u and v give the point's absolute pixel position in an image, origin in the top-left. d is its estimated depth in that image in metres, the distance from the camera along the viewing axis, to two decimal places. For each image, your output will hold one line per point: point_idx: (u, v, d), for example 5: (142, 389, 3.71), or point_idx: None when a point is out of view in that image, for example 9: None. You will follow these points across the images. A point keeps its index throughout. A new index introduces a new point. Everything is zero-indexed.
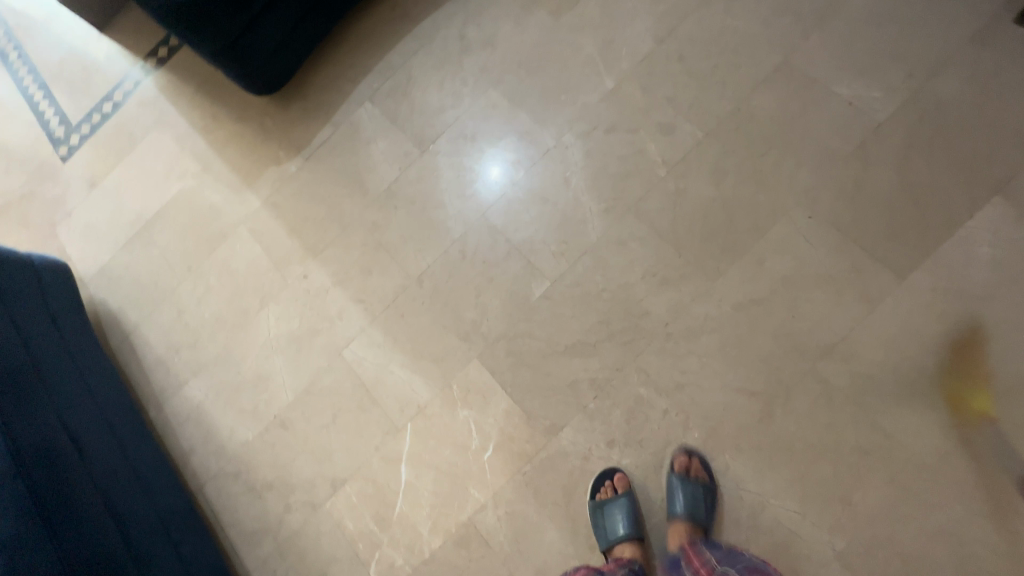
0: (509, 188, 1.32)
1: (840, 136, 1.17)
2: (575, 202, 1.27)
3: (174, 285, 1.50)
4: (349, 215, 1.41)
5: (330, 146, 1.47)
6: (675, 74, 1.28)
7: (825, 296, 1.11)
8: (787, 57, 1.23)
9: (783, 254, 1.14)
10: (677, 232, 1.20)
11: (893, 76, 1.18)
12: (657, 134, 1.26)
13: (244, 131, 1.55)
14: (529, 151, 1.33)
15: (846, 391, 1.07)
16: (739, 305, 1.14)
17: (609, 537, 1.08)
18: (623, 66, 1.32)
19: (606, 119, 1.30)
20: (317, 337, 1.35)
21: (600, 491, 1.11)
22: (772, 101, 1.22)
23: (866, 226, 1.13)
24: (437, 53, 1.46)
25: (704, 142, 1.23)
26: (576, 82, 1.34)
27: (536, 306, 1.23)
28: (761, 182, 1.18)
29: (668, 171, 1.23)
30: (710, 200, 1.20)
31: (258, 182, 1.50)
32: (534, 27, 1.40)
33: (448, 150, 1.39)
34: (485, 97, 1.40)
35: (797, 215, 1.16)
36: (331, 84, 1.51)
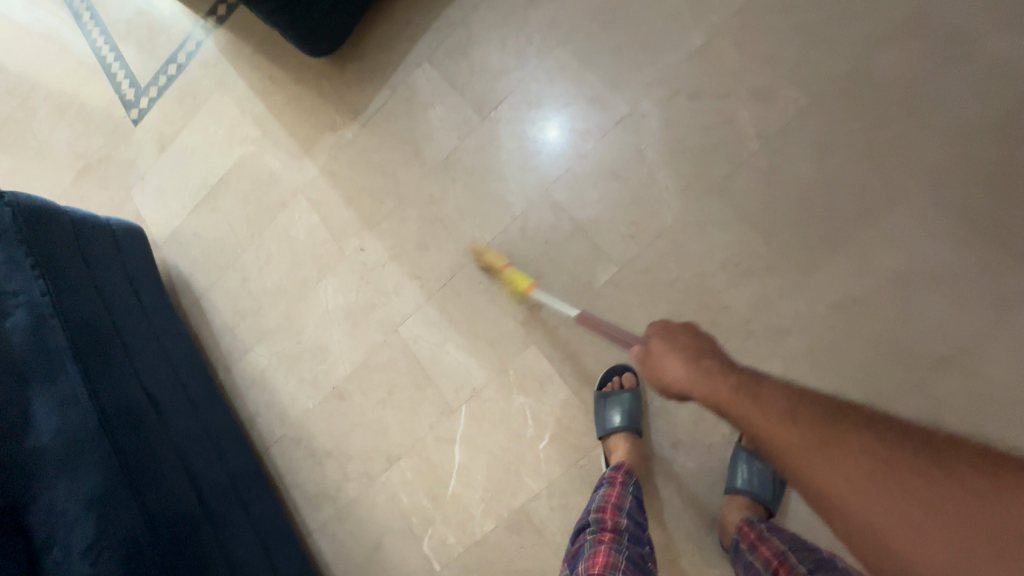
0: (574, 160, 1.21)
1: (985, 105, 0.97)
2: (650, 179, 1.15)
3: (237, 252, 1.52)
4: (405, 186, 1.35)
5: (387, 111, 1.40)
6: (777, 28, 1.10)
7: (944, 300, 0.95)
8: (924, 4, 1.01)
9: (896, 248, 0.99)
10: (767, 217, 1.06)
11: None
12: (750, 101, 1.10)
13: (301, 96, 1.51)
14: (598, 119, 1.21)
15: (959, 412, 0.94)
16: (836, 305, 1.00)
17: (606, 425, 1.08)
18: (715, 19, 1.14)
19: (691, 83, 1.14)
20: (373, 312, 1.34)
21: (608, 386, 1.13)
22: (899, 61, 1.02)
23: (1007, 220, 0.95)
24: (500, 6, 1.33)
25: (809, 112, 1.06)
26: (658, 40, 1.18)
27: (601, 293, 1.15)
28: (876, 162, 1.01)
29: (761, 146, 1.08)
30: (810, 181, 1.04)
31: (314, 149, 1.47)
32: None
33: (510, 116, 1.28)
34: (553, 57, 1.27)
35: (917, 203, 0.98)
36: (388, 43, 1.42)
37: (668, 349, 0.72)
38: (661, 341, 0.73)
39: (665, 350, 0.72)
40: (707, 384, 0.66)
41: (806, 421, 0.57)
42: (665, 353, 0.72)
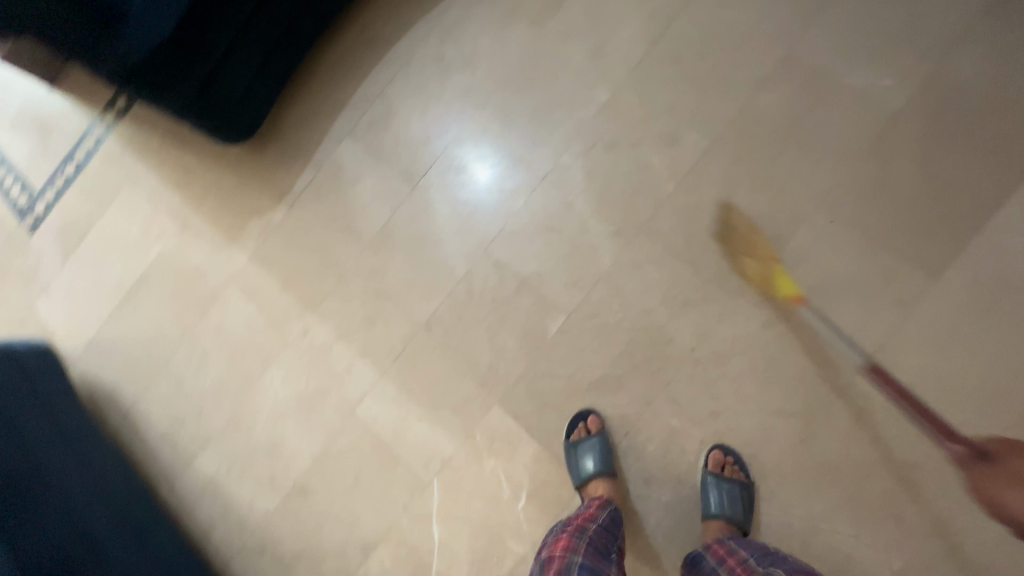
0: (508, 218, 1.25)
1: (855, 130, 1.10)
2: (582, 228, 1.20)
3: (168, 354, 1.42)
4: (343, 263, 1.33)
5: (314, 189, 1.39)
6: (671, 79, 1.21)
7: (858, 304, 1.05)
8: (790, 49, 1.15)
9: (809, 263, 1.08)
10: (694, 251, 1.14)
11: (907, 57, 1.10)
12: (660, 146, 1.19)
13: (220, 183, 1.46)
14: (525, 176, 1.26)
15: (888, 404, 1.03)
16: (767, 323, 1.08)
17: (581, 474, 1.09)
18: (616, 75, 1.24)
19: (605, 134, 1.22)
20: (326, 396, 1.29)
21: (575, 433, 1.13)
22: (780, 99, 1.14)
23: (892, 225, 1.06)
24: (414, 78, 1.37)
25: (713, 150, 1.16)
26: (568, 97, 1.26)
27: (554, 343, 1.18)
28: (777, 188, 1.12)
29: (676, 185, 1.17)
30: (726, 212, 1.13)
31: (241, 236, 1.42)
32: (516, 40, 1.32)
33: (439, 182, 1.31)
34: (473, 121, 1.31)
35: (818, 221, 1.09)
36: (307, 122, 1.42)
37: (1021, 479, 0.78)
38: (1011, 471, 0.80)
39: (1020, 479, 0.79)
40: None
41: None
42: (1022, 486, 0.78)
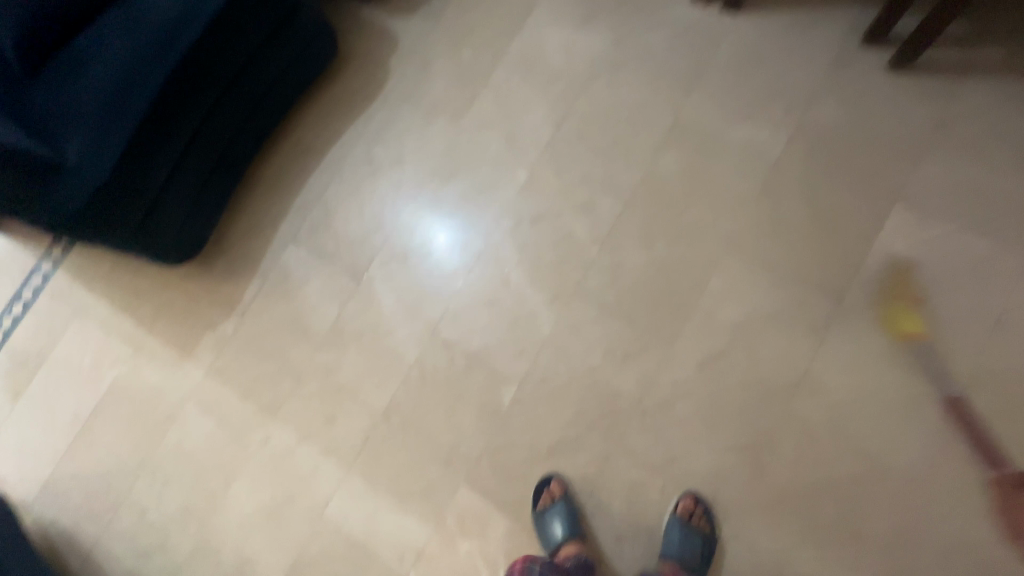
0: (451, 298, 1.31)
1: (746, 179, 1.22)
2: (521, 298, 1.27)
3: (128, 484, 1.39)
4: (298, 364, 1.36)
5: (263, 297, 1.44)
6: (580, 154, 1.33)
7: (778, 335, 1.13)
8: (677, 116, 1.30)
9: (728, 303, 1.17)
10: (624, 306, 1.22)
11: (777, 110, 1.24)
12: (579, 214, 1.29)
13: (170, 302, 1.49)
14: (463, 256, 1.33)
15: (824, 426, 1.09)
16: (702, 364, 1.15)
17: (551, 541, 1.11)
18: (531, 156, 1.36)
19: (528, 210, 1.33)
20: (294, 503, 1.28)
21: (540, 500, 1.14)
22: (677, 160, 1.27)
23: (793, 258, 1.16)
24: (348, 181, 1.47)
25: (626, 212, 1.27)
26: (492, 181, 1.37)
27: (509, 414, 1.21)
28: (688, 239, 1.22)
29: (599, 248, 1.26)
30: (647, 266, 1.23)
31: (195, 352, 1.44)
32: (438, 136, 1.44)
33: (383, 273, 1.38)
34: (407, 213, 1.40)
35: (729, 264, 1.19)
36: (250, 233, 1.49)
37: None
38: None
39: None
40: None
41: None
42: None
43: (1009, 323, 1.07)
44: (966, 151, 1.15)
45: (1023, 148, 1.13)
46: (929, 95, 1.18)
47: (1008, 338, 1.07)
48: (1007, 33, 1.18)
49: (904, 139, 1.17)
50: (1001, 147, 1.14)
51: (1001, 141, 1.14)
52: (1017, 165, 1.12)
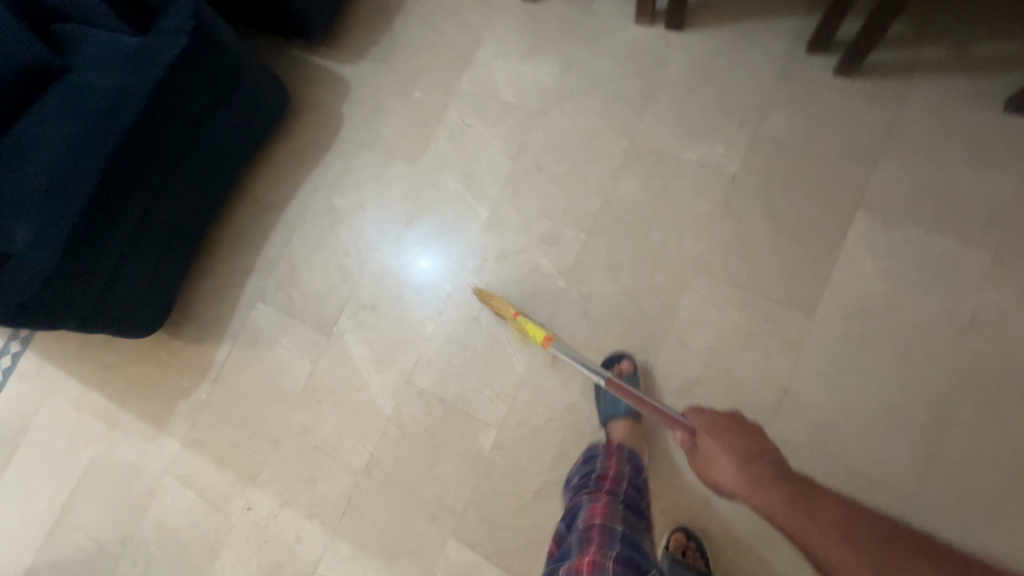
0: (423, 345, 1.29)
1: (705, 198, 1.21)
2: (492, 340, 1.25)
3: (112, 566, 1.35)
4: (275, 426, 1.33)
5: (235, 359, 1.41)
6: (539, 186, 1.32)
7: (754, 355, 1.12)
8: (632, 140, 1.29)
9: (700, 327, 1.15)
10: (597, 339, 1.20)
11: (729, 126, 1.24)
12: (544, 248, 1.28)
13: (142, 374, 1.46)
14: (448, 281, 1.31)
15: (809, 445, 1.06)
16: (681, 391, 1.14)
17: (608, 412, 1.12)
18: (491, 193, 1.35)
19: (493, 247, 1.31)
20: (281, 571, 1.24)
21: (608, 372, 1.15)
22: (635, 185, 1.26)
23: (759, 274, 1.15)
24: (311, 233, 1.45)
25: (590, 242, 1.25)
26: (453, 221, 1.35)
27: (492, 459, 1.19)
28: (655, 264, 1.21)
29: (567, 280, 1.24)
30: (616, 296, 1.21)
31: (170, 423, 1.41)
32: (396, 179, 1.43)
33: (352, 325, 1.35)
34: (372, 261, 1.38)
35: (697, 285, 1.17)
36: (218, 296, 1.46)
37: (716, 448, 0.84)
38: (709, 439, 0.85)
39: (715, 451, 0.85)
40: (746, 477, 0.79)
41: (798, 500, 0.75)
42: (711, 453, 0.84)
43: (984, 323, 1.04)
44: (921, 151, 1.13)
45: (978, 140, 1.11)
46: (878, 98, 1.18)
47: (986, 339, 1.04)
48: (948, 30, 1.17)
49: (857, 145, 1.17)
50: (955, 143, 1.12)
51: (955, 138, 1.13)
52: (975, 160, 1.10)
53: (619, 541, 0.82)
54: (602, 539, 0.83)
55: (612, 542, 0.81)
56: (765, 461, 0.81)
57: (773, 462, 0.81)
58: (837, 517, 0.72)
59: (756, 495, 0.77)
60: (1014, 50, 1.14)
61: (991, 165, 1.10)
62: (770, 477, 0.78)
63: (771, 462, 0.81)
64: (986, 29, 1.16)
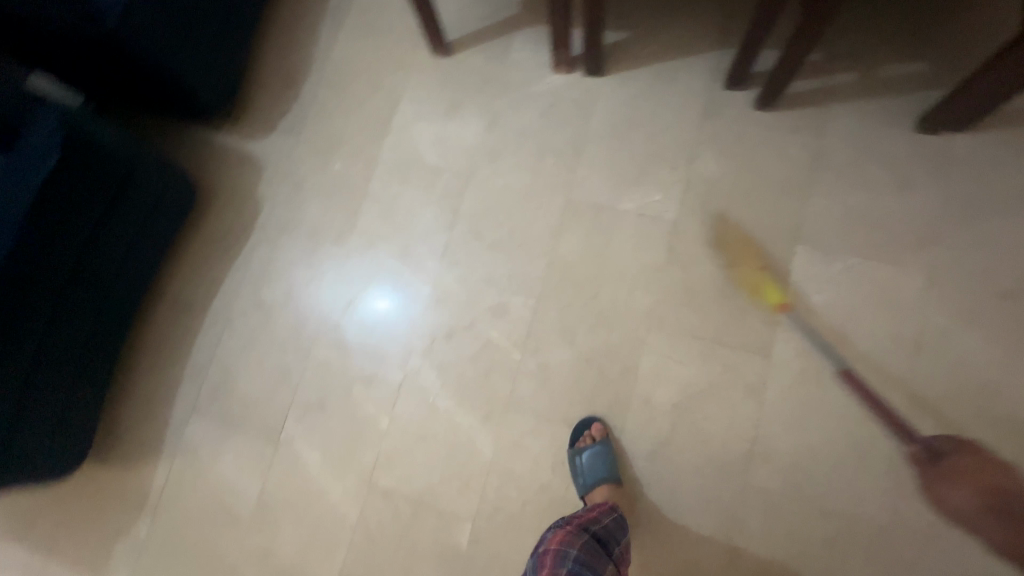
0: (381, 440, 1.21)
1: (648, 248, 1.19)
2: (453, 426, 1.18)
3: None
4: (230, 554, 1.22)
5: (174, 484, 1.28)
6: (479, 253, 1.26)
7: (718, 407, 1.10)
8: (567, 196, 1.25)
9: (662, 384, 1.13)
10: (561, 410, 1.15)
11: (661, 172, 1.22)
12: (493, 320, 1.22)
13: (68, 516, 1.30)
14: (412, 316, 1.26)
15: (783, 491, 1.07)
16: (653, 454, 1.11)
17: (587, 482, 1.08)
18: (430, 266, 1.28)
19: (440, 325, 1.24)
20: None
21: (581, 439, 1.11)
22: (577, 242, 1.22)
23: (712, 322, 1.13)
24: (241, 332, 1.33)
25: (539, 308, 1.20)
26: (395, 300, 1.28)
27: (470, 555, 1.13)
28: (609, 323, 1.17)
29: (521, 352, 1.19)
30: (574, 362, 1.17)
31: (108, 568, 1.26)
32: (327, 262, 1.33)
33: (301, 429, 1.25)
34: (313, 355, 1.29)
35: (653, 341, 1.15)
36: (144, 415, 1.32)
37: None
38: None
39: None
40: None
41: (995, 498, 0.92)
42: (956, 476, 0.94)
43: (927, 345, 1.07)
44: (847, 178, 1.15)
45: (898, 162, 1.14)
46: (800, 129, 1.19)
47: (931, 361, 1.06)
48: (856, 54, 1.19)
49: (786, 179, 1.17)
50: (877, 168, 1.14)
51: (877, 162, 1.14)
52: (897, 182, 1.13)
53: (571, 564, 0.85)
54: (554, 562, 0.86)
55: (563, 563, 0.85)
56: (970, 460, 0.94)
57: (969, 451, 0.95)
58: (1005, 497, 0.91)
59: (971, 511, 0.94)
60: (921, 69, 1.16)
61: (912, 187, 1.12)
62: (980, 465, 0.93)
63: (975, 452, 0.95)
64: (891, 50, 1.18)
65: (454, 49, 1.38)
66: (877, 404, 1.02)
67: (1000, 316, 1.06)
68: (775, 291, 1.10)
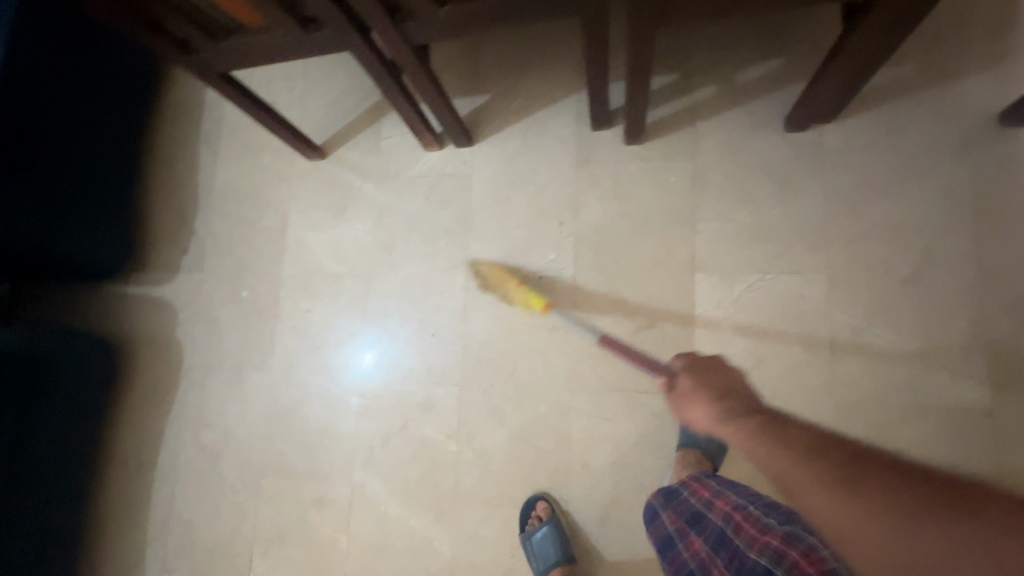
0: (344, 560, 1.21)
1: (555, 310, 1.18)
2: (409, 532, 1.18)
3: None
4: None
5: None
6: (396, 351, 1.26)
7: (655, 456, 1.10)
8: (467, 274, 1.24)
9: (598, 445, 1.12)
10: (507, 492, 1.15)
11: (551, 230, 1.21)
12: (423, 416, 1.21)
13: None
14: (347, 429, 1.26)
15: None
16: (603, 517, 1.10)
17: (544, 565, 1.06)
18: (353, 375, 1.28)
19: (376, 432, 1.24)
20: None
21: (529, 522, 1.10)
22: (487, 319, 1.21)
23: (631, 371, 1.12)
24: (191, 479, 1.34)
25: (464, 393, 1.20)
26: (328, 416, 1.28)
27: None
28: (533, 395, 1.16)
29: (457, 442, 1.19)
30: (509, 442, 1.16)
31: None
32: (255, 391, 1.34)
33: (267, 565, 1.26)
34: (262, 487, 1.29)
35: (580, 403, 1.14)
36: None
37: (690, 389, 0.72)
38: (688, 379, 0.73)
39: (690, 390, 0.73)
40: (724, 415, 0.67)
41: (838, 472, 0.54)
42: (689, 395, 0.72)
43: (844, 348, 1.04)
44: (730, 196, 1.13)
45: (777, 167, 1.11)
46: (674, 155, 1.16)
47: (853, 364, 1.03)
48: (711, 66, 1.16)
49: (672, 210, 1.15)
50: (758, 177, 1.12)
51: (756, 172, 1.12)
52: (779, 189, 1.10)
53: None
54: None
55: None
56: (740, 396, 0.70)
57: (744, 393, 0.70)
58: (817, 445, 0.58)
59: (753, 451, 0.60)
60: (778, 69, 1.13)
61: (795, 189, 1.10)
62: (747, 410, 0.66)
63: (749, 396, 0.69)
64: (746, 53, 1.15)
65: (327, 148, 1.38)
66: (642, 360, 0.87)
67: (912, 303, 1.03)
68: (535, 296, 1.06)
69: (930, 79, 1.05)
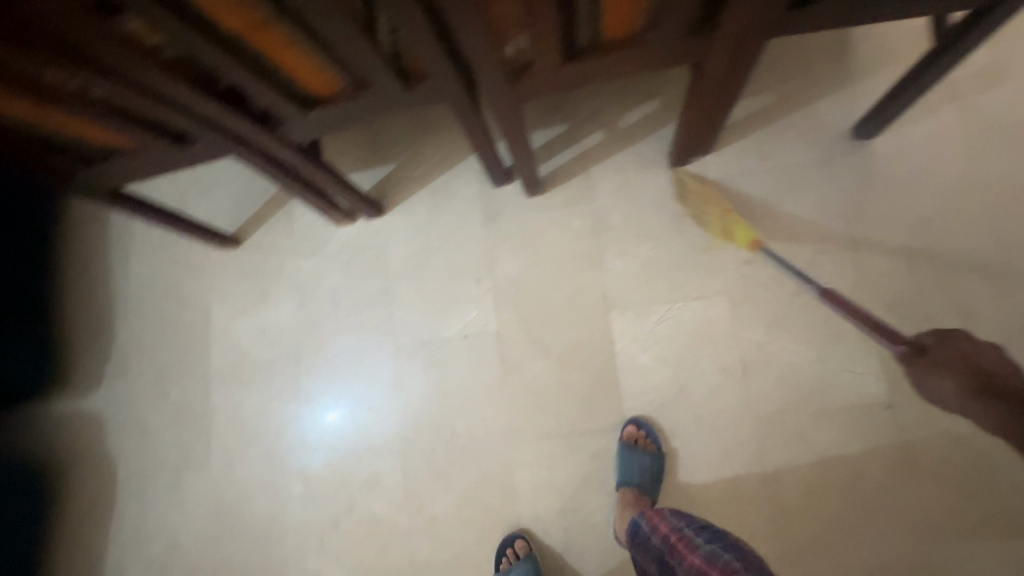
0: None
1: (484, 366, 1.20)
2: None
3: None
4: None
5: None
6: (334, 431, 1.25)
7: (598, 494, 1.12)
8: (395, 343, 1.25)
9: (543, 493, 1.14)
10: (463, 555, 1.15)
11: (470, 287, 1.24)
12: (370, 492, 1.21)
13: None
14: (296, 519, 1.23)
15: None
16: (559, 563, 1.12)
17: None
18: (294, 463, 1.26)
19: (325, 517, 1.22)
20: None
21: (505, 559, 1.10)
22: (420, 385, 1.22)
23: (565, 415, 1.15)
24: None
25: (408, 463, 1.20)
26: (274, 508, 1.25)
27: None
28: (475, 453, 1.17)
29: (407, 513, 1.18)
30: (458, 504, 1.17)
31: None
32: (197, 493, 1.30)
33: None
34: None
35: (520, 455, 1.16)
36: None
37: (940, 371, 0.81)
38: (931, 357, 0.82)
39: (937, 367, 0.82)
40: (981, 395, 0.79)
41: None
42: (938, 369, 0.82)
43: (754, 363, 1.10)
44: (631, 233, 1.18)
45: (669, 200, 1.17)
46: (574, 201, 1.22)
47: (763, 376, 1.10)
48: (595, 113, 1.23)
49: (580, 253, 1.20)
50: (653, 212, 1.18)
51: (651, 208, 1.18)
52: (674, 220, 1.17)
53: None
54: None
55: None
56: (979, 368, 0.81)
57: (992, 363, 0.81)
58: None
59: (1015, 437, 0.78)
60: (656, 109, 1.21)
61: (688, 219, 1.16)
62: (990, 385, 0.80)
63: (985, 367, 0.80)
64: (625, 98, 1.22)
65: (241, 235, 1.37)
66: (865, 318, 0.88)
67: (806, 312, 1.10)
68: (745, 232, 1.04)
69: (788, 106, 1.14)
